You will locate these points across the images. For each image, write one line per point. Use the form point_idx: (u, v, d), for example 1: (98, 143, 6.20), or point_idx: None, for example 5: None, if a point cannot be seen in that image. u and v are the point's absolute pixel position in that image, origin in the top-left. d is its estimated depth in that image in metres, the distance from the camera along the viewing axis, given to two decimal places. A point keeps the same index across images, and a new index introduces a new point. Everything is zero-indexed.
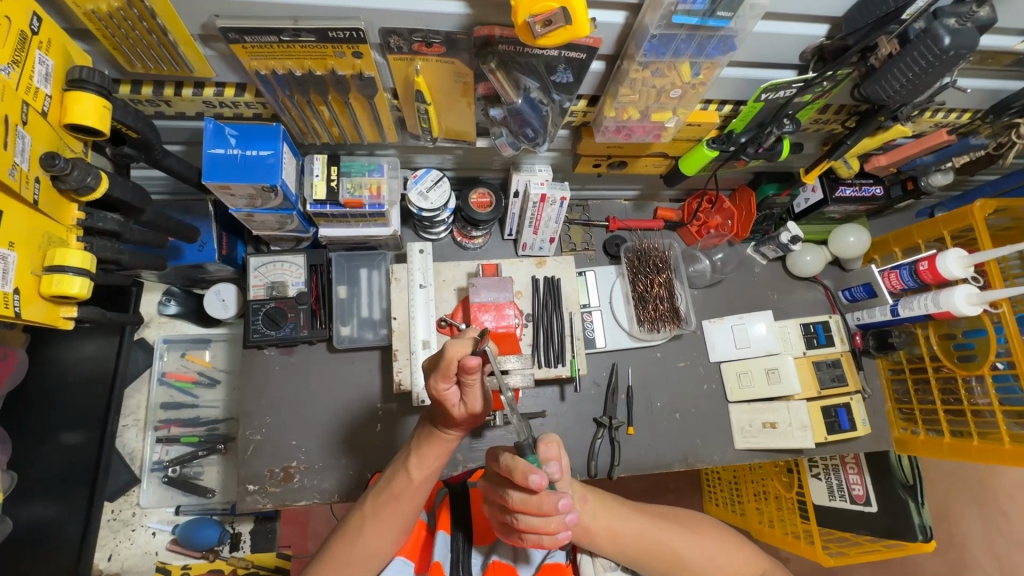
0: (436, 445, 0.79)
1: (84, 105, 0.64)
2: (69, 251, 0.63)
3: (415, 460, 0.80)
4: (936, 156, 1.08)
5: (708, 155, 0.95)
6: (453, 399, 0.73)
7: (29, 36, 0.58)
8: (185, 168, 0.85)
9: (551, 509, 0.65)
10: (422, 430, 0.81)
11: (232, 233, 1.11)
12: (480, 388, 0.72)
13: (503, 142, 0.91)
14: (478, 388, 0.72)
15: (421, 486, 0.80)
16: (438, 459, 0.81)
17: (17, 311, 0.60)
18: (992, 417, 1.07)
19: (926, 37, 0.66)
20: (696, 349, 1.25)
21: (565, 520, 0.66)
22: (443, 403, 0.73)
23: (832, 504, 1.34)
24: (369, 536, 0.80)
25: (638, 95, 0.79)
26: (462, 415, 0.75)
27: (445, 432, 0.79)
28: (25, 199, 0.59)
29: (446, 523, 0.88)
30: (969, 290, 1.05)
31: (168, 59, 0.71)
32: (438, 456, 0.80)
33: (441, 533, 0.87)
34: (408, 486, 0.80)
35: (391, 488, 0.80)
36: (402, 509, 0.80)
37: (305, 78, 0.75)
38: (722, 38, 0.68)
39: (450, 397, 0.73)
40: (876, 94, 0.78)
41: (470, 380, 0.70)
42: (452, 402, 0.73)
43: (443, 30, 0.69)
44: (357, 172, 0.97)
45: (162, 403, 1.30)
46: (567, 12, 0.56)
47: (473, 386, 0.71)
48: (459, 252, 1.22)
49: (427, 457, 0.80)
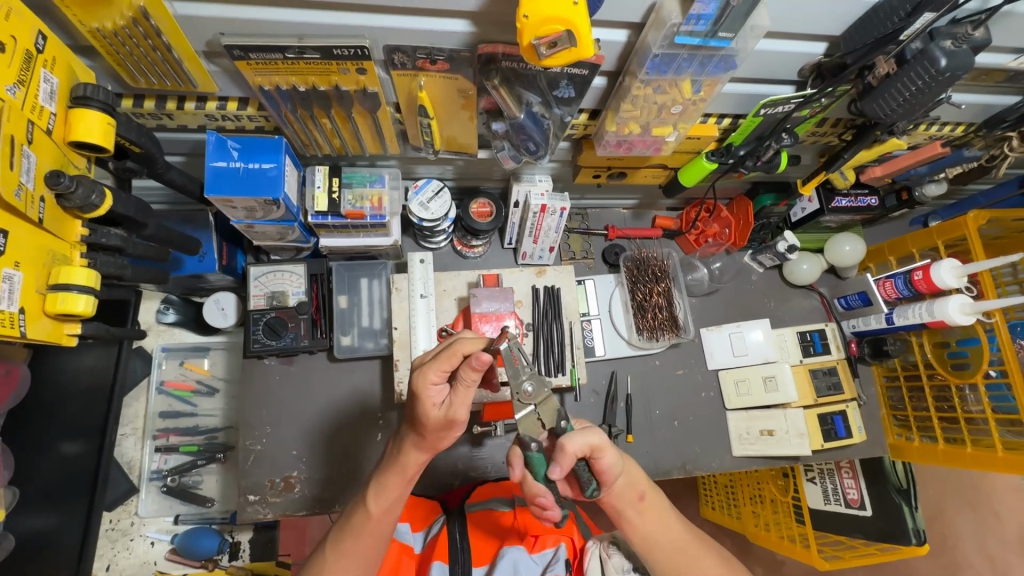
0: (397, 472, 0.77)
1: (88, 122, 0.64)
2: (74, 269, 0.63)
3: (374, 493, 0.77)
4: (930, 167, 1.10)
5: (708, 167, 0.97)
6: (436, 399, 0.73)
7: (34, 55, 0.58)
8: (188, 181, 0.85)
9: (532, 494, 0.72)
10: (383, 467, 0.80)
11: (232, 243, 1.11)
12: (470, 392, 0.73)
13: (505, 155, 0.91)
14: (468, 392, 0.73)
15: (382, 519, 0.76)
16: (401, 493, 0.78)
17: (22, 330, 0.60)
18: (985, 424, 1.08)
19: (923, 59, 0.68)
20: (694, 357, 1.26)
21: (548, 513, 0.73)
22: (421, 402, 0.72)
23: (827, 508, 1.36)
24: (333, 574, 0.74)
25: (640, 110, 0.80)
26: (435, 421, 0.73)
27: (407, 457, 0.78)
28: (29, 218, 0.59)
29: (442, 553, 0.87)
30: (963, 300, 1.06)
31: (171, 75, 0.71)
32: (399, 485, 0.77)
33: (436, 562, 0.85)
34: (366, 522, 0.76)
35: (353, 525, 0.76)
36: (363, 545, 0.75)
37: (309, 92, 0.76)
38: (724, 57, 0.69)
39: (431, 394, 0.72)
40: (874, 112, 0.79)
41: (467, 378, 0.71)
42: (430, 404, 0.73)
43: (447, 48, 0.70)
44: (359, 183, 0.98)
45: (161, 411, 1.30)
46: (572, 34, 0.57)
47: (466, 387, 0.72)
48: (459, 261, 1.22)
49: (386, 492, 0.77)
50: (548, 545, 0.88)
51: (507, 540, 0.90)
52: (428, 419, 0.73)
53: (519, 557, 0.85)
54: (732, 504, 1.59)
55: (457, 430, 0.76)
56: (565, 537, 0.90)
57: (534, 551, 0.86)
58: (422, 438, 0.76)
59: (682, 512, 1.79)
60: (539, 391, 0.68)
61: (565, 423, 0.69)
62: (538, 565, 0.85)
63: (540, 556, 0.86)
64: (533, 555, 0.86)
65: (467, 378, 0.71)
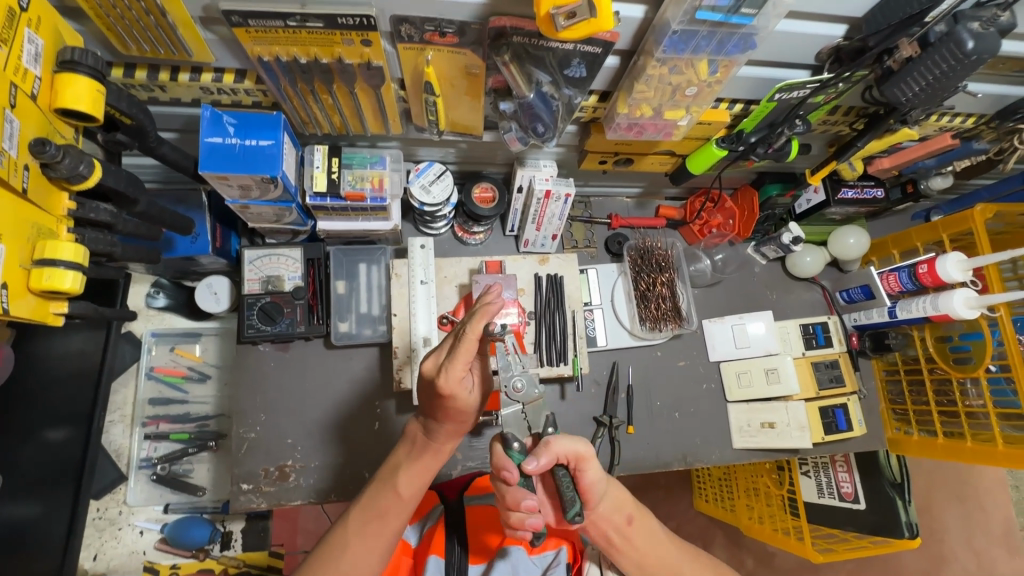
0: (432, 455, 0.76)
1: (76, 88, 0.60)
2: (61, 243, 0.60)
3: (404, 476, 0.76)
4: (938, 159, 1.09)
5: (717, 154, 0.94)
6: (466, 389, 0.69)
7: (18, 13, 0.55)
8: (181, 157, 0.81)
9: (515, 503, 0.66)
10: (409, 450, 0.78)
11: (226, 224, 1.07)
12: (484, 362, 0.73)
13: (512, 136, 0.89)
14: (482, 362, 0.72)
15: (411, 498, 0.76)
16: (427, 473, 0.77)
17: (5, 307, 0.56)
18: (986, 419, 1.07)
19: (949, 41, 0.66)
20: (696, 348, 1.24)
21: (524, 521, 0.66)
22: (458, 399, 0.68)
23: (821, 500, 1.38)
24: (356, 553, 0.73)
25: (653, 92, 0.78)
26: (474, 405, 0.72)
27: (440, 442, 0.77)
28: (12, 186, 0.56)
29: (439, 547, 0.85)
30: (968, 293, 1.05)
31: (165, 42, 0.67)
32: (430, 468, 0.77)
33: (434, 557, 0.84)
34: (395, 501, 0.75)
35: (377, 504, 0.75)
36: (389, 527, 0.75)
37: (310, 65, 0.72)
38: (743, 36, 0.67)
39: (463, 391, 0.68)
40: (894, 97, 0.77)
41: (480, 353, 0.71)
42: (465, 396, 0.70)
43: (458, 20, 0.67)
44: (359, 164, 0.95)
45: (151, 398, 1.26)
46: (592, 4, 0.54)
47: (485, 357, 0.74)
48: (460, 247, 1.19)
49: (416, 473, 0.76)
50: (549, 547, 0.88)
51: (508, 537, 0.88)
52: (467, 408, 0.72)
53: (519, 559, 0.84)
54: (726, 496, 1.59)
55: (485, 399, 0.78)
56: (566, 541, 0.90)
57: (534, 554, 0.86)
58: (458, 425, 0.75)
59: (675, 505, 1.78)
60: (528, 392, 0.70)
61: (553, 429, 0.71)
62: (538, 567, 0.86)
63: (541, 558, 0.86)
64: (533, 557, 0.86)
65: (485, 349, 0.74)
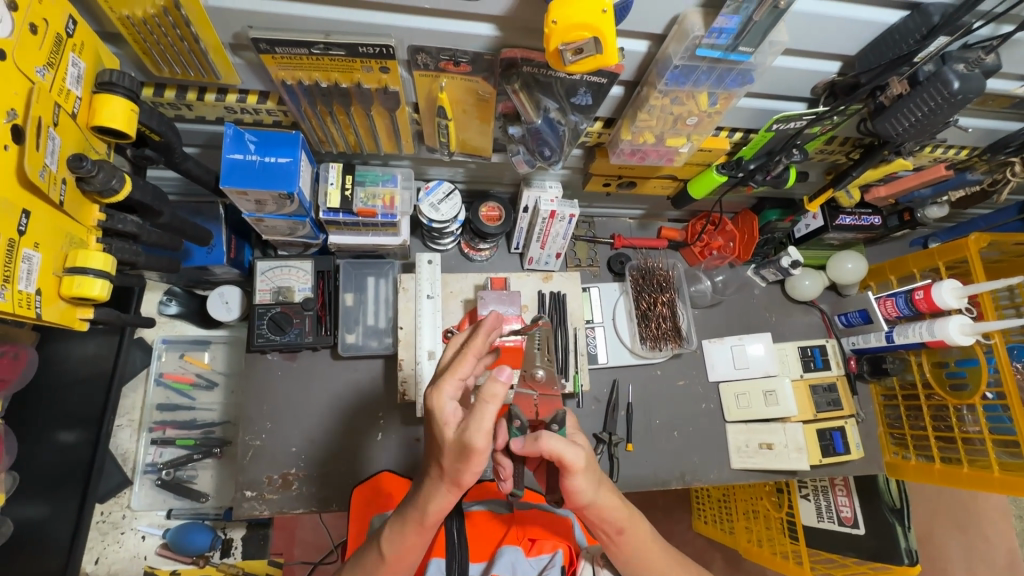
0: (416, 512, 0.69)
1: (112, 108, 0.64)
2: (93, 253, 0.64)
3: (387, 535, 0.72)
4: (933, 189, 1.12)
5: (717, 180, 0.98)
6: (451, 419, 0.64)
7: (64, 39, 0.60)
8: (203, 171, 0.85)
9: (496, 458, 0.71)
10: (403, 512, 0.72)
11: (240, 236, 1.11)
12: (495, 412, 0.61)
13: (520, 159, 0.93)
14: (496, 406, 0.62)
15: (395, 565, 0.71)
16: (418, 540, 0.70)
17: (38, 311, 0.60)
18: (982, 444, 1.08)
19: (936, 81, 0.70)
20: (696, 367, 1.26)
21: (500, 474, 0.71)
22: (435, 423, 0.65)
23: (820, 525, 1.36)
24: None
25: (655, 121, 0.82)
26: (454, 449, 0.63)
27: (430, 499, 0.68)
28: (51, 199, 0.59)
29: (439, 547, 0.84)
30: (963, 320, 1.08)
31: (196, 65, 0.71)
32: (415, 529, 0.70)
33: (434, 559, 0.82)
34: (380, 563, 0.72)
35: (365, 565, 0.73)
36: None
37: (330, 89, 0.76)
38: (741, 71, 0.71)
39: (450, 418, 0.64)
40: (886, 131, 0.81)
41: None
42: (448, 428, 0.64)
43: (471, 51, 0.71)
44: (372, 182, 0.98)
45: (159, 404, 1.29)
46: (598, 41, 0.58)
47: (490, 405, 0.59)
48: (466, 263, 1.22)
49: (399, 537, 0.71)
50: (545, 549, 0.84)
51: (505, 539, 0.87)
52: (446, 446, 0.64)
53: (516, 558, 0.82)
54: (725, 518, 1.59)
55: (476, 464, 0.62)
56: (562, 543, 0.86)
57: (531, 555, 0.84)
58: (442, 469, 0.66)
59: (674, 525, 1.77)
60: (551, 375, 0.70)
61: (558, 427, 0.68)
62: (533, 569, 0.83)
63: (536, 560, 0.83)
64: (529, 558, 0.83)
65: (494, 394, 0.58)
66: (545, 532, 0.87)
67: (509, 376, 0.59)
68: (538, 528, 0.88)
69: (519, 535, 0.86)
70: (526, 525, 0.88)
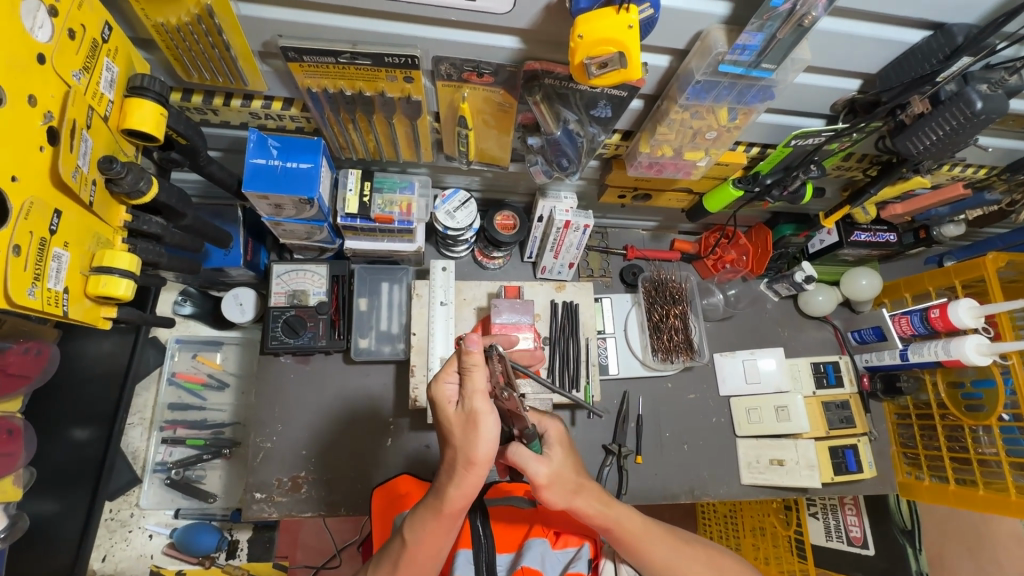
0: (434, 504, 0.68)
1: (142, 112, 0.65)
2: (119, 253, 0.65)
3: (407, 526, 0.70)
4: (951, 208, 1.11)
5: (733, 194, 0.98)
6: (452, 399, 0.67)
7: (100, 44, 0.61)
8: (226, 175, 0.86)
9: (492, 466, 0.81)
10: (425, 503, 0.70)
11: (257, 239, 1.12)
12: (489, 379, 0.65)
13: (537, 169, 0.93)
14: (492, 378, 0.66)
15: (417, 552, 0.69)
16: (438, 528, 0.68)
17: (65, 309, 0.61)
18: (999, 467, 1.06)
19: (958, 100, 0.70)
20: (707, 381, 1.26)
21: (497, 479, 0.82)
22: (437, 406, 0.68)
23: (829, 544, 1.39)
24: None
25: (675, 134, 0.82)
26: (458, 422, 0.66)
27: (447, 490, 0.67)
28: (81, 200, 0.61)
29: (466, 539, 0.82)
30: (980, 340, 1.06)
31: (225, 72, 0.73)
32: (438, 521, 0.68)
33: (462, 550, 0.81)
34: (402, 551, 0.70)
35: (390, 555, 0.71)
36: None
37: (354, 97, 0.77)
38: (762, 87, 0.71)
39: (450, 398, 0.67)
40: (907, 149, 0.80)
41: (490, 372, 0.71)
42: (449, 407, 0.67)
43: (495, 62, 0.72)
44: (389, 189, 0.99)
45: (170, 403, 1.30)
46: (623, 56, 0.58)
47: (477, 370, 0.65)
48: (479, 271, 1.23)
49: (422, 526, 0.69)
50: (570, 543, 0.86)
51: (531, 533, 0.87)
52: (452, 424, 0.66)
53: (545, 549, 0.83)
54: (731, 533, 1.58)
55: (485, 428, 0.64)
56: (589, 538, 0.87)
57: (557, 547, 0.85)
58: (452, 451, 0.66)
59: None
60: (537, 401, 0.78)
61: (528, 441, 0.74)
62: (560, 562, 0.84)
63: (562, 553, 0.85)
64: (556, 550, 0.85)
65: (473, 362, 0.64)
66: (571, 525, 0.88)
67: (476, 344, 0.62)
68: (564, 520, 0.89)
69: (545, 527, 0.87)
70: (550, 518, 0.89)
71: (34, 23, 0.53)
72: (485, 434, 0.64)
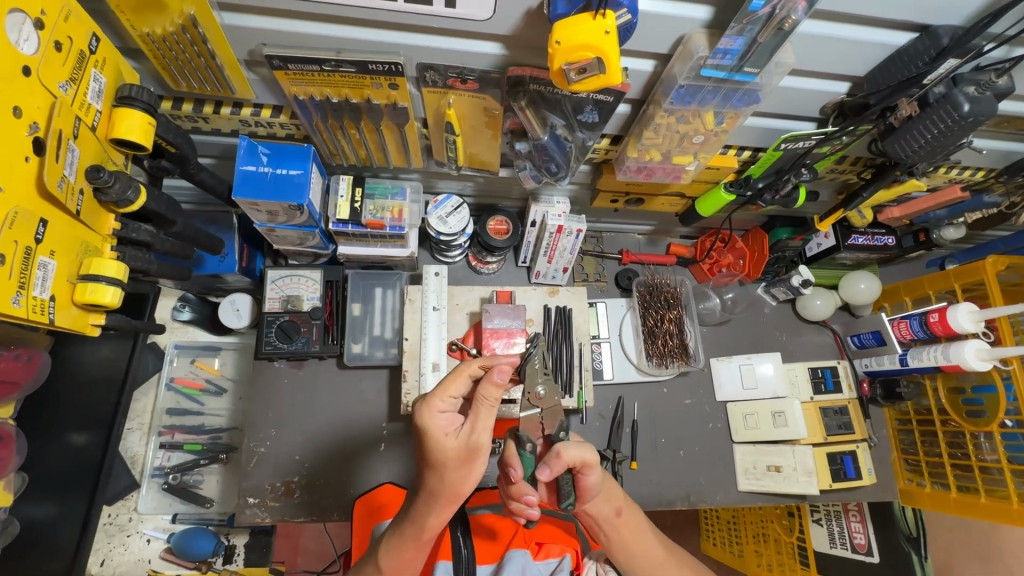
0: (410, 533, 0.71)
1: (130, 121, 0.66)
2: (105, 261, 0.65)
3: (384, 552, 0.72)
4: (949, 210, 1.10)
5: (725, 198, 0.96)
6: (448, 429, 0.66)
7: (87, 55, 0.62)
8: (217, 182, 0.87)
9: (517, 496, 0.71)
10: (403, 527, 0.72)
11: (252, 245, 1.13)
12: (490, 415, 0.66)
13: (526, 174, 0.94)
14: (486, 416, 0.66)
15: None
16: (414, 554, 0.71)
17: (51, 317, 0.61)
18: (1000, 474, 1.04)
19: (945, 103, 0.69)
20: (703, 386, 1.25)
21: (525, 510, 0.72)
22: (434, 438, 0.65)
23: (833, 552, 1.32)
24: None
25: (662, 139, 0.82)
26: (455, 455, 0.65)
27: (426, 518, 0.69)
28: (68, 209, 0.62)
29: (445, 550, 0.81)
30: (980, 345, 1.04)
31: (212, 80, 0.74)
32: (411, 546, 0.71)
33: (442, 562, 0.80)
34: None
35: None
36: None
37: (341, 104, 0.78)
38: (748, 91, 0.71)
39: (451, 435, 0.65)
40: (896, 152, 0.80)
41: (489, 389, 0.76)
42: (448, 442, 0.65)
43: (479, 68, 0.72)
44: (381, 195, 1.00)
45: (168, 408, 1.32)
46: (602, 61, 0.58)
47: (488, 407, 0.65)
48: (473, 276, 1.23)
49: (397, 549, 0.71)
50: (553, 554, 0.84)
51: (514, 542, 0.84)
52: (447, 458, 0.65)
53: (526, 561, 0.79)
54: (734, 540, 1.56)
55: (478, 469, 0.66)
56: (571, 548, 0.85)
57: (538, 558, 0.82)
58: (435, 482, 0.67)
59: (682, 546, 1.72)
60: (549, 397, 0.73)
61: (564, 434, 0.73)
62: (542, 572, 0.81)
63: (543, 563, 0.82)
64: (537, 562, 0.82)
65: (488, 396, 0.65)
66: (553, 537, 0.86)
67: (507, 377, 0.65)
68: (547, 531, 0.87)
69: (525, 539, 0.84)
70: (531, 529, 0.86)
71: (19, 36, 0.54)
72: (476, 472, 0.67)
